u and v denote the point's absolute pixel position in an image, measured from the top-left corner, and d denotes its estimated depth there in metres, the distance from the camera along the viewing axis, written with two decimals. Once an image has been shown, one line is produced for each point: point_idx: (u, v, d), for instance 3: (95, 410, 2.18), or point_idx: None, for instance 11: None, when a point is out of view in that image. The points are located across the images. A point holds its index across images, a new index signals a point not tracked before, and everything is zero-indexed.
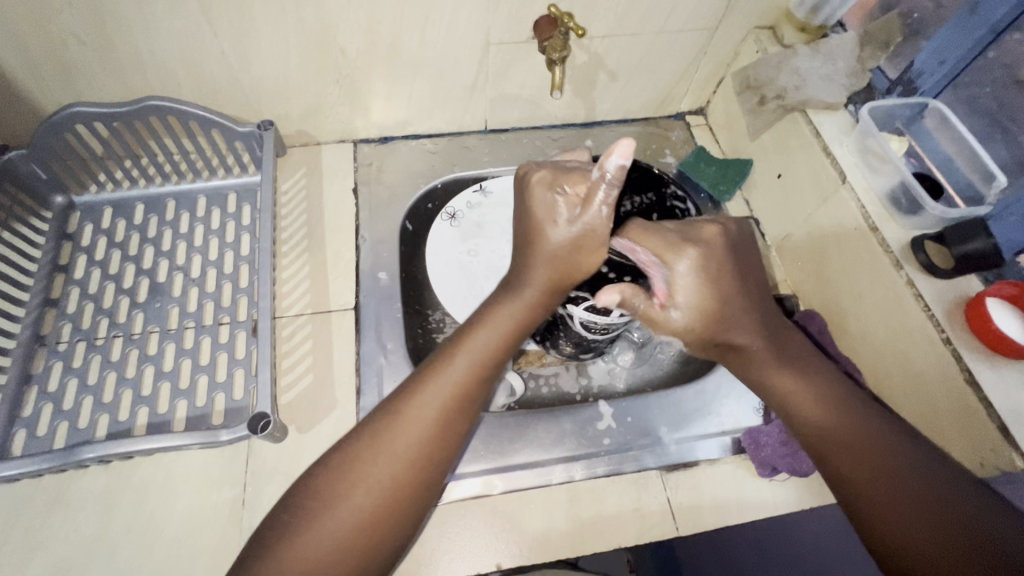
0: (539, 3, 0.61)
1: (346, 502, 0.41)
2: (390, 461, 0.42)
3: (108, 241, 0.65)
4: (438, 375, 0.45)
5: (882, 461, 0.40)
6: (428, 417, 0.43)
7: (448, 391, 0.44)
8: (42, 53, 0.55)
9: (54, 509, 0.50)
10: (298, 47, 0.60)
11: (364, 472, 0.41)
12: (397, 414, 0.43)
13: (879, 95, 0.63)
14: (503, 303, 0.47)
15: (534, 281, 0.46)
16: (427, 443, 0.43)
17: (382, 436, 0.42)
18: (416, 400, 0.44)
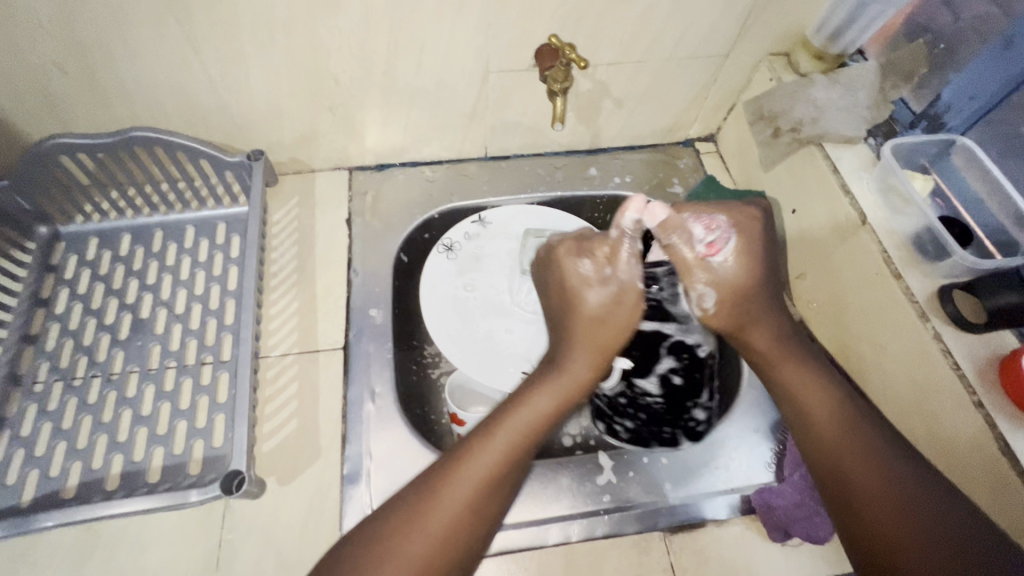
0: (540, 31, 0.58)
1: (412, 541, 0.40)
2: (452, 508, 0.42)
3: (92, 274, 0.63)
4: (500, 425, 0.46)
5: (881, 473, 0.42)
6: (493, 463, 0.44)
7: (495, 456, 0.44)
8: (24, 84, 0.53)
9: (18, 566, 0.48)
10: (289, 76, 0.58)
11: (422, 520, 0.41)
12: (441, 476, 0.43)
13: (901, 128, 0.60)
14: (548, 376, 0.49)
15: (578, 357, 0.49)
16: (493, 485, 0.43)
17: (429, 498, 0.41)
18: (462, 463, 0.43)
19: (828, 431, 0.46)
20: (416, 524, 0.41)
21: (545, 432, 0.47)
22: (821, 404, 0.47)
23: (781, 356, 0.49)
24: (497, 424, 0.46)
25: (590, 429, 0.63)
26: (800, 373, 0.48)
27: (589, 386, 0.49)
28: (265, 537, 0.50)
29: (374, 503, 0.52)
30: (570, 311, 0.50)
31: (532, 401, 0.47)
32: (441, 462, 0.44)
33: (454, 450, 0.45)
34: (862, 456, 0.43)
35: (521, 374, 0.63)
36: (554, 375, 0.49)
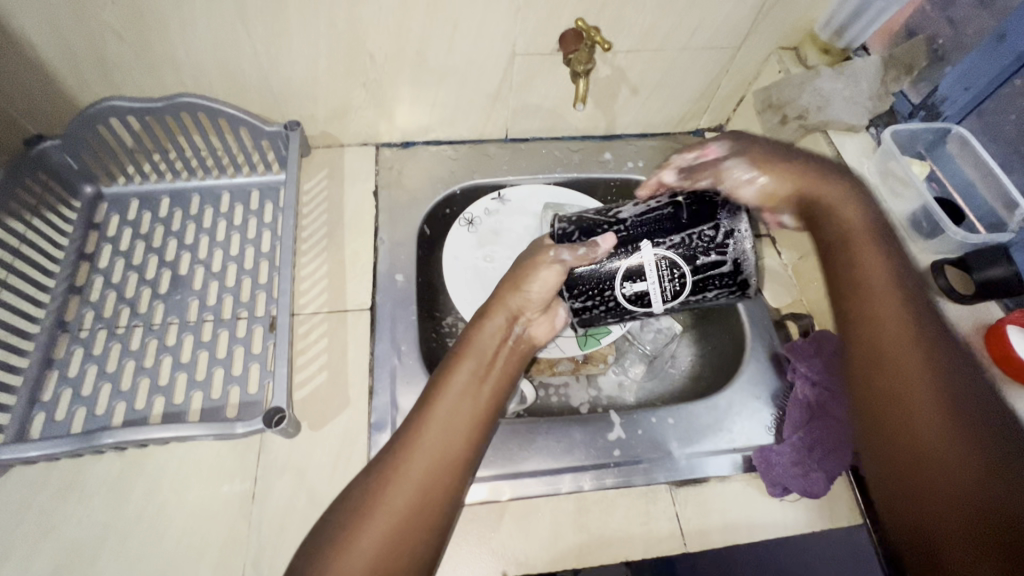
0: (566, 16, 0.62)
1: (382, 512, 0.42)
2: (420, 469, 0.44)
3: (133, 232, 0.66)
4: (444, 395, 0.48)
5: (933, 403, 0.42)
6: (442, 437, 0.46)
7: (455, 411, 0.47)
8: (82, 47, 0.57)
9: (67, 493, 0.51)
10: (328, 51, 0.62)
11: (388, 494, 0.43)
12: (411, 441, 0.45)
13: (901, 119, 0.65)
14: (483, 334, 0.51)
15: (498, 319, 0.52)
16: (445, 458, 0.45)
17: (401, 461, 0.44)
18: (428, 424, 0.46)
19: (920, 394, 0.42)
20: (378, 500, 0.43)
21: (481, 404, 0.48)
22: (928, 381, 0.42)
23: (902, 349, 0.44)
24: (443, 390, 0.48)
25: (597, 398, 0.69)
26: (875, 271, 0.47)
27: (516, 338, 0.53)
28: (297, 476, 0.53)
29: None
30: (500, 298, 0.52)
31: (460, 379, 0.49)
32: (407, 427, 0.47)
33: (417, 411, 0.48)
34: (923, 403, 0.42)
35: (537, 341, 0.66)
36: (478, 350, 0.50)
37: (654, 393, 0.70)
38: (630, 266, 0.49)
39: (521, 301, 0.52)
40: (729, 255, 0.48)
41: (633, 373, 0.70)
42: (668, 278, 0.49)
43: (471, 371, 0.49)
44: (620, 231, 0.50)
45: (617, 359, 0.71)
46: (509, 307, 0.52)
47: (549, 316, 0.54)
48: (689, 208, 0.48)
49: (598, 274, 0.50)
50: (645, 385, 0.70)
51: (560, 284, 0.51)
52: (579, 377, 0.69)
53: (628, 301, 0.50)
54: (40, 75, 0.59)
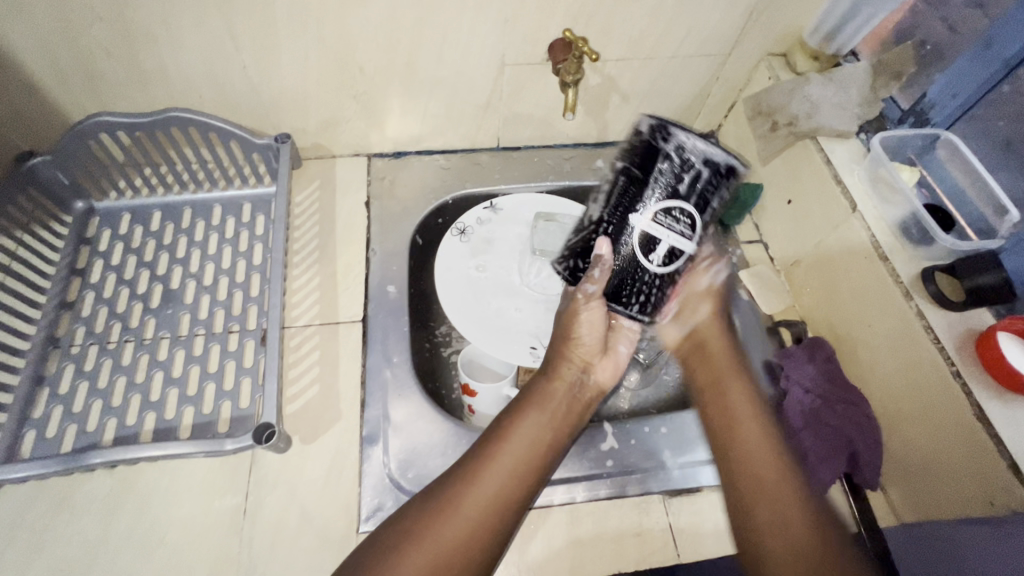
0: (555, 26, 0.62)
1: (428, 543, 0.42)
2: (477, 506, 0.44)
3: (125, 247, 0.67)
4: (507, 439, 0.48)
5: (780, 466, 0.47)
6: (501, 480, 0.46)
7: (518, 453, 0.47)
8: (71, 64, 0.57)
9: (58, 511, 0.51)
10: (317, 64, 0.62)
11: (438, 528, 0.42)
12: (470, 475, 0.46)
13: (890, 124, 0.65)
14: (546, 382, 0.53)
15: (559, 368, 0.54)
16: (501, 502, 0.45)
17: (460, 495, 0.44)
18: (490, 462, 0.47)
19: (782, 499, 0.45)
20: (423, 536, 0.42)
21: (543, 450, 0.49)
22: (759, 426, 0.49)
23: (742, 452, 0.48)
24: (503, 435, 0.49)
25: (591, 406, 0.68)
26: (722, 349, 0.55)
27: (578, 387, 0.54)
28: (288, 491, 0.53)
29: (391, 461, 0.55)
30: (562, 350, 0.55)
31: (526, 425, 0.50)
32: (469, 459, 0.47)
33: (480, 446, 0.48)
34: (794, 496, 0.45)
35: (529, 350, 0.66)
36: (544, 397, 0.52)
37: (648, 402, 0.70)
38: (640, 241, 0.44)
39: (587, 353, 0.55)
40: (695, 161, 0.42)
41: (627, 381, 0.70)
42: (677, 221, 0.43)
43: (537, 419, 0.50)
44: (608, 229, 0.46)
45: None
46: (575, 359, 0.55)
47: (610, 365, 0.57)
48: (635, 161, 0.44)
49: (621, 272, 0.46)
50: (639, 393, 0.70)
51: (603, 319, 0.53)
52: None
53: (667, 263, 0.45)
54: (30, 92, 0.59)
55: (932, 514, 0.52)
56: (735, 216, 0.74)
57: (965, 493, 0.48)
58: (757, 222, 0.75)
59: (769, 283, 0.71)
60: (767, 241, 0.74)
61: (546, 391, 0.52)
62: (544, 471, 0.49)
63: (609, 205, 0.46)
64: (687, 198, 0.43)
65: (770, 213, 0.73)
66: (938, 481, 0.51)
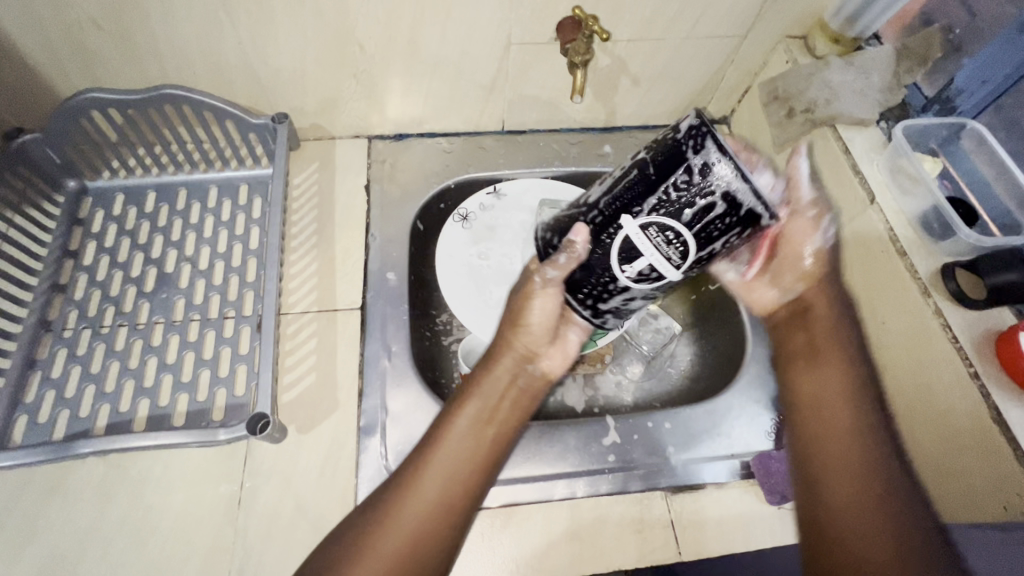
0: (564, 4, 0.59)
1: (365, 563, 0.41)
2: (411, 518, 0.43)
3: (119, 228, 0.65)
4: (439, 447, 0.46)
5: (843, 445, 0.45)
6: (439, 486, 0.44)
7: (455, 456, 0.46)
8: (58, 36, 0.54)
9: (50, 497, 0.50)
10: (315, 40, 0.59)
11: (374, 548, 0.42)
12: (404, 488, 0.44)
13: (914, 112, 0.61)
14: (485, 373, 0.49)
15: (504, 358, 0.49)
16: (442, 507, 0.44)
17: (393, 508, 0.43)
18: (423, 470, 0.45)
19: (833, 485, 0.44)
20: (361, 557, 0.41)
21: (481, 449, 0.47)
22: (835, 390, 0.47)
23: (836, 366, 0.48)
24: (437, 442, 0.46)
25: (594, 397, 0.68)
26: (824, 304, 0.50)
27: (524, 377, 0.50)
28: (283, 481, 0.52)
29: (389, 452, 0.54)
30: (505, 338, 0.50)
31: (460, 425, 0.47)
32: (404, 469, 0.46)
33: (415, 452, 0.46)
34: (850, 457, 0.44)
35: None
36: (482, 391, 0.48)
37: (653, 394, 0.68)
38: (621, 247, 0.42)
39: (533, 343, 0.49)
40: (715, 193, 0.38)
41: (631, 372, 0.69)
42: (667, 243, 0.40)
43: (472, 416, 0.47)
44: (596, 219, 0.43)
45: (615, 358, 0.69)
46: (515, 346, 0.49)
47: (561, 351, 0.51)
48: (656, 158, 0.40)
49: (587, 267, 0.44)
50: (644, 385, 0.69)
51: (558, 310, 0.48)
52: (576, 378, 0.68)
53: (635, 283, 0.43)
54: (17, 66, 0.56)
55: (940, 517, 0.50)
56: None
57: (977, 496, 0.47)
58: None
59: None
60: None
61: (486, 384, 0.48)
62: (487, 473, 0.47)
63: (609, 197, 0.43)
64: (693, 221, 0.39)
65: None
66: (948, 483, 0.50)
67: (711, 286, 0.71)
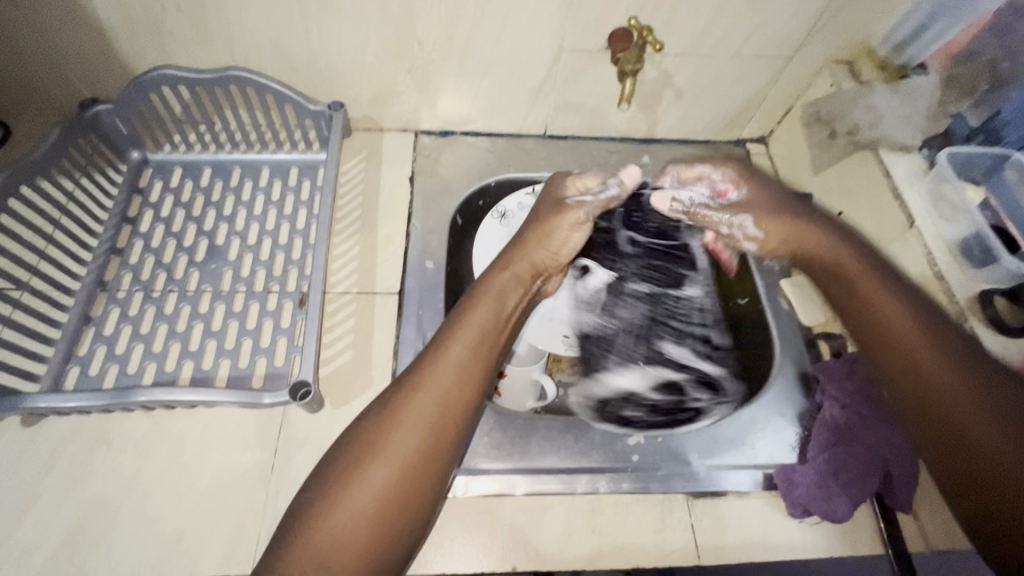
0: (619, 14, 0.61)
1: (382, 463, 0.39)
2: (424, 408, 0.41)
3: (175, 200, 0.68)
4: (454, 340, 0.45)
5: (981, 396, 0.44)
6: (454, 373, 0.43)
7: (468, 345, 0.45)
8: (142, 15, 0.58)
9: (96, 447, 0.52)
10: (378, 34, 0.62)
11: (380, 457, 0.39)
12: (419, 378, 0.43)
13: (956, 142, 0.60)
14: (495, 278, 0.50)
15: (512, 267, 0.51)
16: (457, 395, 0.43)
17: (406, 398, 0.42)
18: (436, 362, 0.44)
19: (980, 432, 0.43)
20: (374, 452, 0.39)
21: (492, 342, 0.47)
22: (936, 359, 0.47)
23: (909, 331, 0.49)
24: (445, 346, 0.45)
25: None
26: (876, 293, 0.52)
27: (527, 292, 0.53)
28: (316, 452, 0.54)
29: None
30: (522, 246, 0.53)
31: (475, 319, 0.47)
32: (414, 366, 0.44)
33: (425, 351, 0.45)
34: (975, 387, 0.44)
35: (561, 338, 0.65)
36: (492, 291, 0.50)
37: None
38: None
39: (545, 255, 0.54)
40: None
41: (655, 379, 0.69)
42: None
43: (486, 313, 0.47)
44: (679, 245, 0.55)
45: None
46: (527, 255, 0.53)
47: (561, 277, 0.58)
48: None
49: None
50: None
51: None
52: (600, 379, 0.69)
53: None
54: (100, 40, 0.60)
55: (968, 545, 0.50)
56: None
57: None
58: None
59: None
60: None
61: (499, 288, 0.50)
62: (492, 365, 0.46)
63: None
64: None
65: None
66: None
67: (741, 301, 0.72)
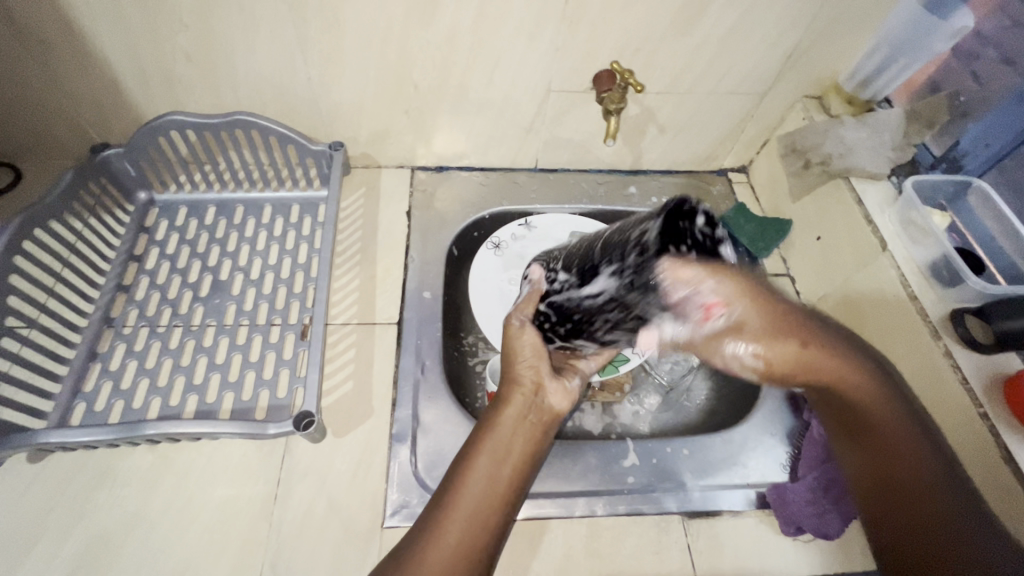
0: (602, 58, 0.66)
1: (436, 555, 0.42)
2: (471, 504, 0.45)
3: (180, 238, 0.70)
4: (494, 433, 0.48)
5: (911, 484, 0.46)
6: (496, 464, 0.47)
7: (509, 436, 0.48)
8: (154, 66, 0.61)
9: (101, 482, 0.53)
10: (377, 79, 0.66)
11: (434, 555, 0.42)
12: (464, 474, 0.46)
13: (922, 169, 0.67)
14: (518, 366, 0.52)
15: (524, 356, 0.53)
16: (504, 485, 0.46)
17: (456, 497, 0.45)
18: (480, 458, 0.47)
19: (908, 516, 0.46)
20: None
21: (530, 431, 0.49)
22: (886, 437, 0.48)
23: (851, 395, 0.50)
24: (484, 442, 0.48)
25: (611, 425, 0.69)
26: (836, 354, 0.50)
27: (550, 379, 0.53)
28: (318, 481, 0.55)
29: (418, 461, 0.56)
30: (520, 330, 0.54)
31: (510, 411, 0.49)
32: (458, 461, 0.47)
33: (468, 445, 0.48)
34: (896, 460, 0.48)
35: None
36: (516, 383, 0.51)
37: (668, 425, 0.69)
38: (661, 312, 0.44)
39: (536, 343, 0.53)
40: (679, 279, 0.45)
41: (648, 403, 0.71)
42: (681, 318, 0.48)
43: (518, 403, 0.50)
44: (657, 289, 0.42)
45: (633, 389, 0.71)
46: (524, 380, 0.51)
47: (562, 389, 0.52)
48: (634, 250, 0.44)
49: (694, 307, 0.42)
50: (660, 417, 0.70)
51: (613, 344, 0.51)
52: (595, 405, 0.69)
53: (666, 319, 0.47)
54: (113, 90, 0.64)
55: None
56: (764, 248, 0.76)
57: None
58: (784, 256, 0.77)
59: None
60: (794, 274, 0.76)
61: (524, 378, 0.51)
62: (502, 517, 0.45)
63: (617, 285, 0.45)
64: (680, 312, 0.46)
65: (798, 247, 0.75)
66: None
67: None
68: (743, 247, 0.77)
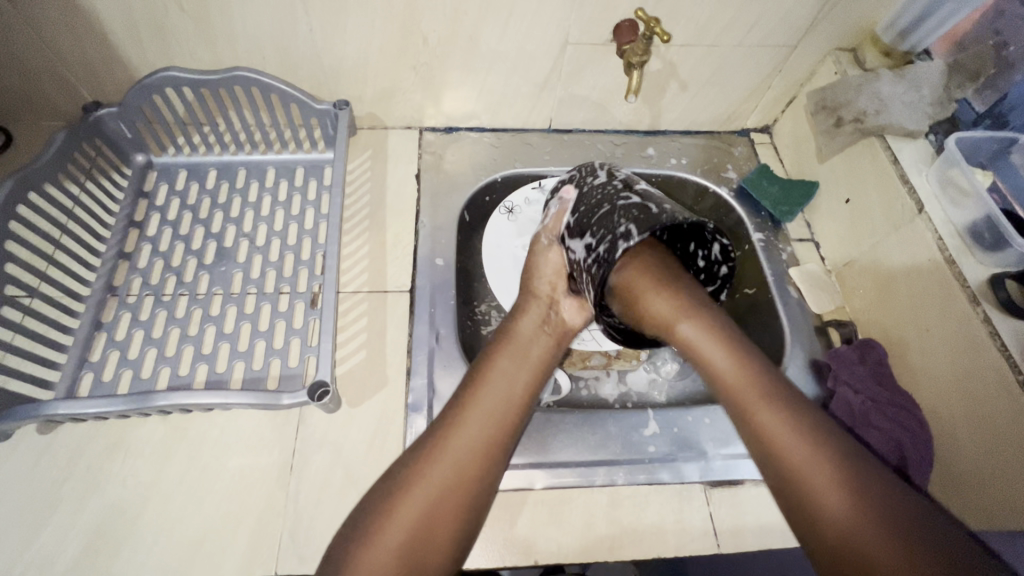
0: (624, 6, 0.61)
1: (460, 432, 0.46)
2: (495, 390, 0.49)
3: (181, 203, 0.68)
4: (511, 336, 0.54)
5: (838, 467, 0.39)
6: (515, 360, 0.52)
7: (526, 340, 0.54)
8: (144, 18, 0.57)
9: (114, 452, 0.52)
10: (383, 30, 0.61)
11: (460, 433, 0.46)
12: (486, 369, 0.51)
13: (963, 126, 0.62)
14: (535, 286, 0.59)
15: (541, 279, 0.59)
16: (525, 376, 0.51)
17: (480, 385, 0.50)
18: (501, 356, 0.52)
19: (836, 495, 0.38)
20: (421, 478, 0.43)
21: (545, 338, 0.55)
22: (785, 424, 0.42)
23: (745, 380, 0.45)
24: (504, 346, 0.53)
25: (627, 394, 0.67)
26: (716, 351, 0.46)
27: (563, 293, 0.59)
28: (333, 452, 0.54)
29: None
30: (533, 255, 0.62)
31: (528, 319, 0.56)
32: (480, 360, 0.52)
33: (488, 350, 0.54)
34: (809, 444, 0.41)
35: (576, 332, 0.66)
36: (531, 296, 0.58)
37: (686, 393, 0.68)
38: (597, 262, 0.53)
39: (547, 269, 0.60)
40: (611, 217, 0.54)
41: (665, 371, 0.68)
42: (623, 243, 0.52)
43: (536, 312, 0.57)
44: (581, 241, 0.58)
45: (650, 355, 0.69)
46: (541, 294, 0.58)
47: (577, 305, 0.58)
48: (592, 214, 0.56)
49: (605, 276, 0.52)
50: (678, 385, 0.68)
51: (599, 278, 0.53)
52: (610, 372, 0.68)
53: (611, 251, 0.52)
54: (101, 45, 0.60)
55: (983, 524, 0.51)
56: (788, 211, 0.73)
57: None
58: (808, 221, 0.75)
59: (823, 284, 0.70)
60: (820, 240, 0.73)
61: (540, 292, 0.58)
62: (519, 409, 0.49)
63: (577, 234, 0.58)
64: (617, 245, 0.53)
65: (823, 210, 0.72)
66: (993, 493, 0.50)
67: (750, 291, 0.72)
68: (765, 211, 0.74)
